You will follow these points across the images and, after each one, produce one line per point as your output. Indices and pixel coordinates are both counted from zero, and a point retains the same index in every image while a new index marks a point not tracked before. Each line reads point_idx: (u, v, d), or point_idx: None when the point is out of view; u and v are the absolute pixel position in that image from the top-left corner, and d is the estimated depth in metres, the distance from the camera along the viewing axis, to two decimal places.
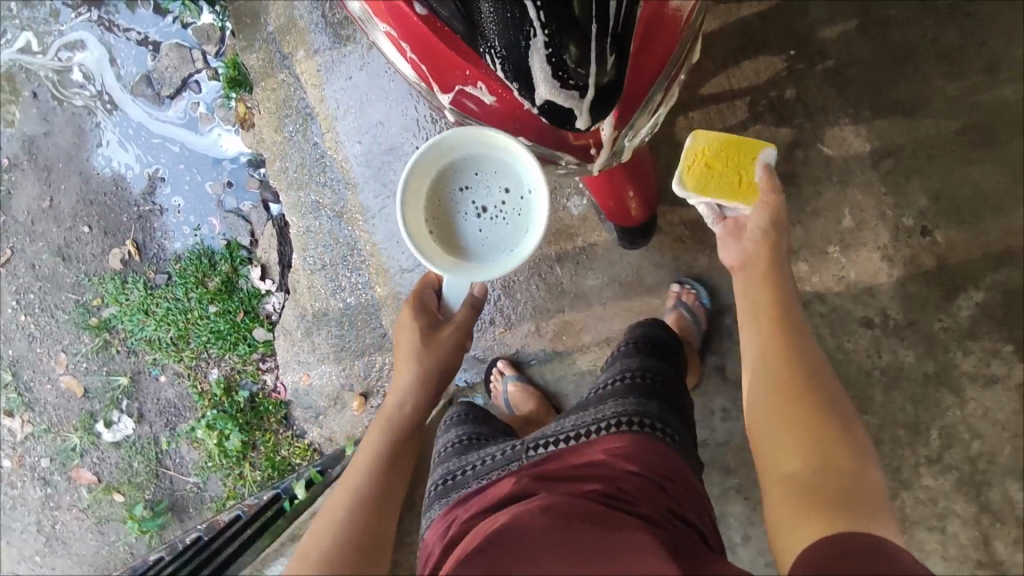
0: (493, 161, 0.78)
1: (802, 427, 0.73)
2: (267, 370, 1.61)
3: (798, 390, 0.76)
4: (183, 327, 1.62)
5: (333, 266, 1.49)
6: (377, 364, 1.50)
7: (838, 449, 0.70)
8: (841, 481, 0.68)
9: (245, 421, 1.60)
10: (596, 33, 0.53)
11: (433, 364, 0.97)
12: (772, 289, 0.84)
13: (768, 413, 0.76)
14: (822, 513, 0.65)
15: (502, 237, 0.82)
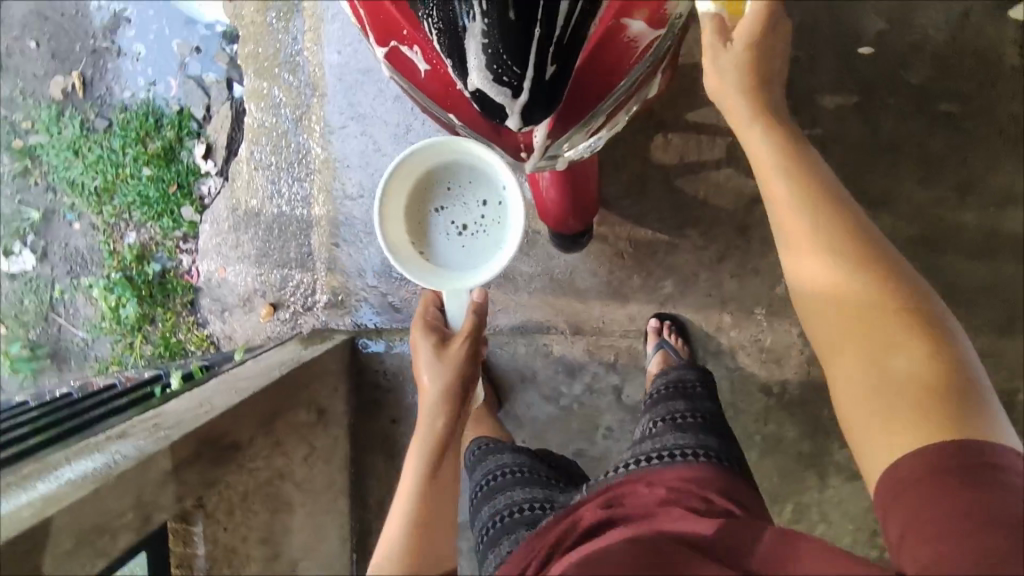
0: (469, 176, 0.88)
1: (867, 325, 0.60)
2: (186, 251, 1.54)
3: (856, 266, 0.62)
4: (110, 181, 1.54)
5: (278, 169, 1.43)
6: (295, 280, 1.46)
7: (904, 337, 0.58)
8: (919, 371, 0.57)
9: (150, 294, 1.55)
10: (539, 36, 0.53)
11: (456, 378, 1.01)
12: (802, 164, 0.69)
13: (825, 313, 0.63)
14: (917, 424, 0.54)
15: (483, 250, 0.89)
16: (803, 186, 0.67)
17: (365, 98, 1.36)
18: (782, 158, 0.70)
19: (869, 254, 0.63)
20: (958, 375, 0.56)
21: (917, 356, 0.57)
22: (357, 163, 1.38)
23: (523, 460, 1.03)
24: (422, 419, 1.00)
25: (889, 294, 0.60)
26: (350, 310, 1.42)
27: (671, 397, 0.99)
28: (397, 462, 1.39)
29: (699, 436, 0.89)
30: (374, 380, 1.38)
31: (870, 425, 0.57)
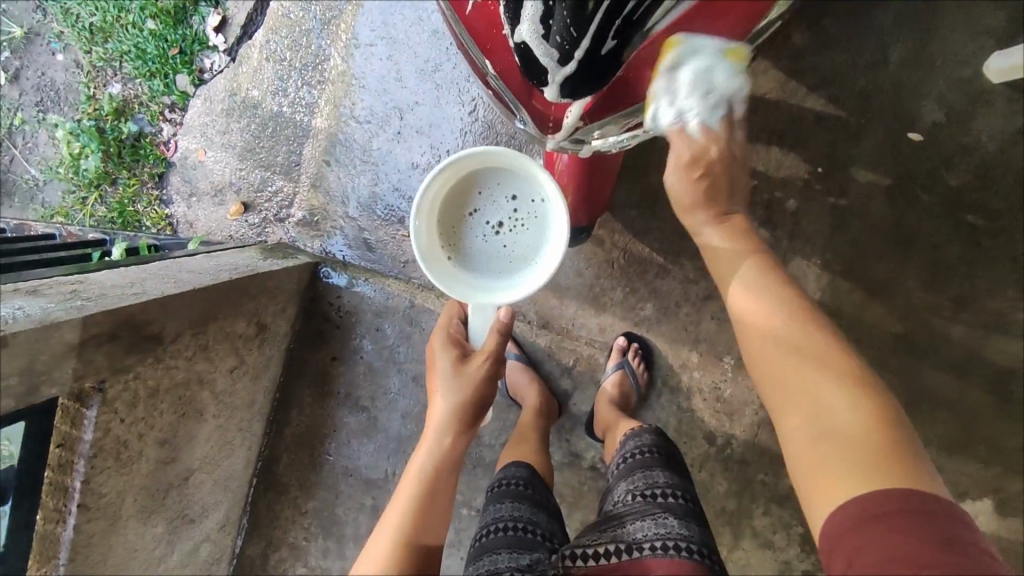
0: (500, 173, 0.82)
1: (811, 390, 0.69)
2: (169, 121, 1.43)
3: (801, 325, 0.74)
4: (108, 22, 1.42)
5: (290, 67, 1.34)
6: (275, 186, 1.37)
7: (844, 397, 0.67)
8: (862, 424, 0.65)
9: (118, 154, 1.44)
10: (609, 7, 0.48)
11: (474, 395, 0.86)
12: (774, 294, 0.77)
13: (781, 377, 0.72)
14: (864, 467, 0.62)
15: (527, 246, 0.83)
16: (769, 300, 0.77)
17: (402, 22, 1.28)
18: (738, 251, 0.84)
19: (820, 330, 0.73)
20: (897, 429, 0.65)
21: (859, 408, 0.66)
22: (373, 87, 1.30)
23: (522, 514, 0.94)
24: (429, 437, 0.86)
25: (842, 361, 0.70)
26: (322, 235, 1.35)
27: (645, 467, 0.95)
28: (324, 401, 1.34)
29: (682, 519, 0.87)
30: (326, 312, 1.31)
31: (822, 473, 0.64)
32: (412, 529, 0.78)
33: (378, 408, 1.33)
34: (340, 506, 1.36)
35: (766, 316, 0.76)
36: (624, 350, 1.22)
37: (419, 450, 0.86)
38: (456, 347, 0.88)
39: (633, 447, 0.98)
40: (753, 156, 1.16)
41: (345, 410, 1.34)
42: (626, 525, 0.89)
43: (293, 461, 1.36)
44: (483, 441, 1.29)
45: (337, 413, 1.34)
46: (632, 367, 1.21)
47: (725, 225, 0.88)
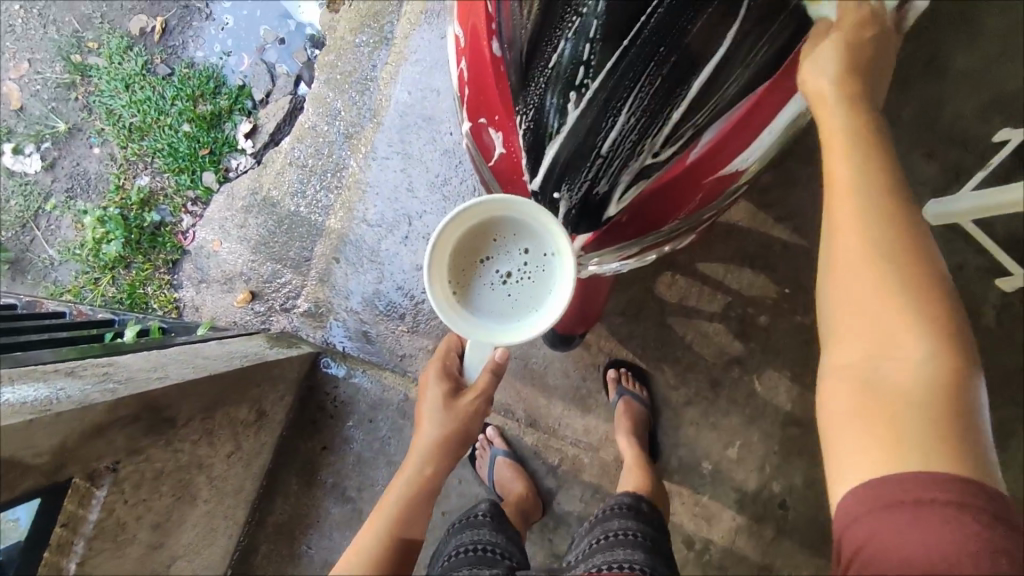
0: (512, 221, 0.65)
1: (893, 317, 0.52)
2: (191, 213, 1.54)
3: (900, 259, 0.52)
4: (147, 123, 1.56)
5: (311, 171, 1.47)
6: (284, 278, 1.46)
7: (922, 334, 0.51)
8: (930, 378, 0.50)
9: (136, 240, 1.53)
10: (616, 166, 0.59)
11: (460, 429, 0.89)
12: (875, 225, 0.53)
13: (859, 296, 0.53)
14: (901, 431, 0.50)
15: (536, 298, 0.67)
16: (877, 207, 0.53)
17: (417, 140, 1.42)
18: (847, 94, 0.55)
19: (935, 277, 0.53)
20: (963, 413, 0.50)
21: (938, 360, 0.51)
22: (386, 195, 1.42)
23: (483, 537, 1.04)
24: (412, 463, 0.91)
25: (928, 298, 0.52)
26: (325, 325, 1.42)
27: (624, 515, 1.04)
28: (310, 490, 1.34)
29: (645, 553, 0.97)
30: (322, 401, 1.36)
31: (844, 431, 0.53)
32: (391, 535, 0.88)
33: (365, 499, 1.34)
34: None
35: (854, 205, 0.54)
36: (620, 377, 1.28)
37: (399, 479, 0.92)
38: (448, 377, 0.90)
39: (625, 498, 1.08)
40: (727, 275, 1.29)
41: (331, 501, 1.34)
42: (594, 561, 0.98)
43: (271, 553, 1.34)
44: None
45: (322, 503, 1.34)
46: (629, 389, 1.27)
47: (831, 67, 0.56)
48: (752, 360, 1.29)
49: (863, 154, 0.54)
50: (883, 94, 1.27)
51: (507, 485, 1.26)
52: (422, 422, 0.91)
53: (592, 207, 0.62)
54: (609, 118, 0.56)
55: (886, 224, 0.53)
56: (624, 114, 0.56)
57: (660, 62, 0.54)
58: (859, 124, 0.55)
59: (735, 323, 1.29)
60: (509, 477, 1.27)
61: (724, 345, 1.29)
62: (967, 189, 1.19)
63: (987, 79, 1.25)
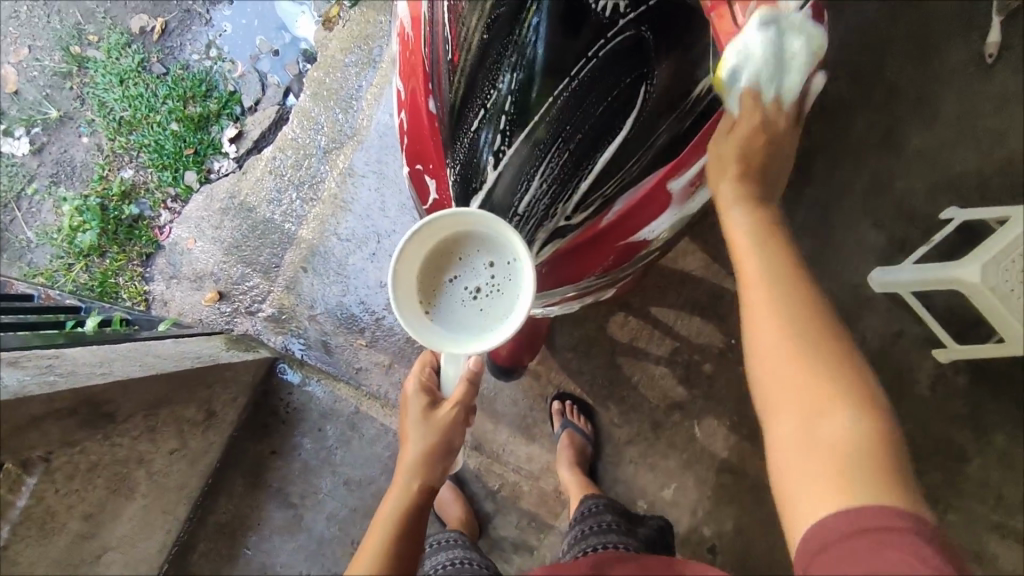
0: (475, 235, 0.67)
1: (814, 387, 0.57)
2: (169, 209, 1.58)
3: (801, 330, 0.60)
4: (137, 118, 1.61)
5: (289, 181, 1.51)
6: (252, 282, 1.49)
7: (844, 404, 0.56)
8: (858, 436, 0.54)
9: (113, 230, 1.56)
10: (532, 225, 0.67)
11: (444, 439, 0.92)
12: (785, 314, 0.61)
13: (778, 373, 0.59)
14: (839, 471, 0.53)
15: (503, 309, 0.68)
16: (778, 276, 0.63)
17: (393, 162, 1.46)
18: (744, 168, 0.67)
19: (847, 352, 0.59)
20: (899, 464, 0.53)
21: (858, 418, 0.55)
22: (358, 211, 1.46)
23: (458, 553, 1.10)
24: (400, 477, 0.92)
25: (839, 372, 0.58)
26: (286, 332, 1.45)
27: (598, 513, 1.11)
28: (254, 493, 1.37)
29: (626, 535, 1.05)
30: (274, 406, 1.38)
31: (801, 473, 0.55)
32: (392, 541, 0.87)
33: (306, 507, 1.36)
34: None
35: (776, 296, 0.62)
36: (563, 410, 1.32)
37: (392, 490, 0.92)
38: (429, 393, 0.95)
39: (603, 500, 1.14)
40: (677, 321, 1.33)
41: (273, 505, 1.37)
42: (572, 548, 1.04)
43: (210, 551, 1.36)
44: None
45: (265, 507, 1.37)
46: (572, 422, 1.31)
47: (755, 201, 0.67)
48: (694, 406, 1.32)
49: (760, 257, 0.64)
50: (840, 163, 1.32)
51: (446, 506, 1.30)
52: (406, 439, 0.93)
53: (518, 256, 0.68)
54: (524, 184, 0.65)
55: (785, 310, 0.61)
56: (536, 181, 0.65)
57: (566, 138, 0.66)
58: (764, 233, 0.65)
59: (680, 368, 1.33)
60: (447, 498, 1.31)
61: (668, 388, 1.33)
62: (910, 262, 1.23)
63: (939, 158, 1.31)
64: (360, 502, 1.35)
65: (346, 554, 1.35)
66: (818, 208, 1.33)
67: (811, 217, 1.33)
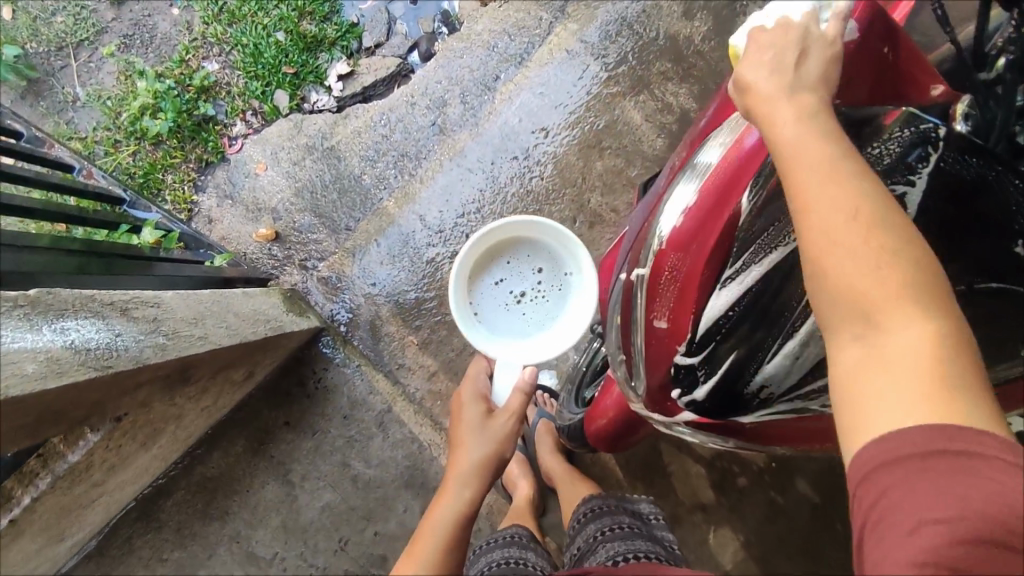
0: (526, 248, 0.88)
1: (899, 288, 0.47)
2: (246, 122, 1.43)
3: (868, 231, 0.48)
4: (242, 11, 1.43)
5: (390, 144, 1.39)
6: (316, 235, 1.38)
7: (917, 317, 0.47)
8: (922, 347, 0.46)
9: (178, 123, 1.40)
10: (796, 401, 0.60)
11: (500, 448, 0.88)
12: (847, 190, 0.49)
13: (853, 271, 0.48)
14: (917, 385, 0.46)
15: (547, 312, 0.87)
16: (819, 132, 0.51)
17: (506, 168, 1.37)
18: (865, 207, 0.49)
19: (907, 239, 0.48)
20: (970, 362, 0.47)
21: (921, 331, 0.47)
22: (454, 203, 1.36)
23: (512, 553, 1.05)
24: (452, 490, 0.87)
25: (913, 257, 0.48)
26: (336, 300, 1.35)
27: (598, 511, 1.07)
28: (253, 459, 1.27)
29: (636, 533, 0.99)
30: (304, 377, 1.28)
31: (864, 416, 0.47)
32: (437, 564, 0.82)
33: (303, 489, 1.28)
34: (207, 569, 1.26)
35: (803, 175, 0.51)
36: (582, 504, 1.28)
37: (439, 502, 0.87)
38: (483, 406, 0.90)
39: (597, 500, 1.09)
40: None
41: (268, 476, 1.27)
42: (593, 556, 0.97)
43: (184, 503, 1.26)
44: (387, 567, 1.27)
45: (259, 476, 1.27)
46: None
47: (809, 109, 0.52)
48: (717, 512, 1.33)
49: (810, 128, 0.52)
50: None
51: (515, 487, 1.27)
52: (462, 446, 0.88)
53: (735, 403, 0.62)
54: None
55: (853, 200, 0.49)
56: None
57: None
58: (825, 137, 0.52)
59: (715, 473, 1.33)
60: (516, 475, 1.29)
61: (699, 488, 1.33)
62: None
63: None
64: (362, 502, 1.28)
65: (329, 549, 1.28)
66: None
67: None
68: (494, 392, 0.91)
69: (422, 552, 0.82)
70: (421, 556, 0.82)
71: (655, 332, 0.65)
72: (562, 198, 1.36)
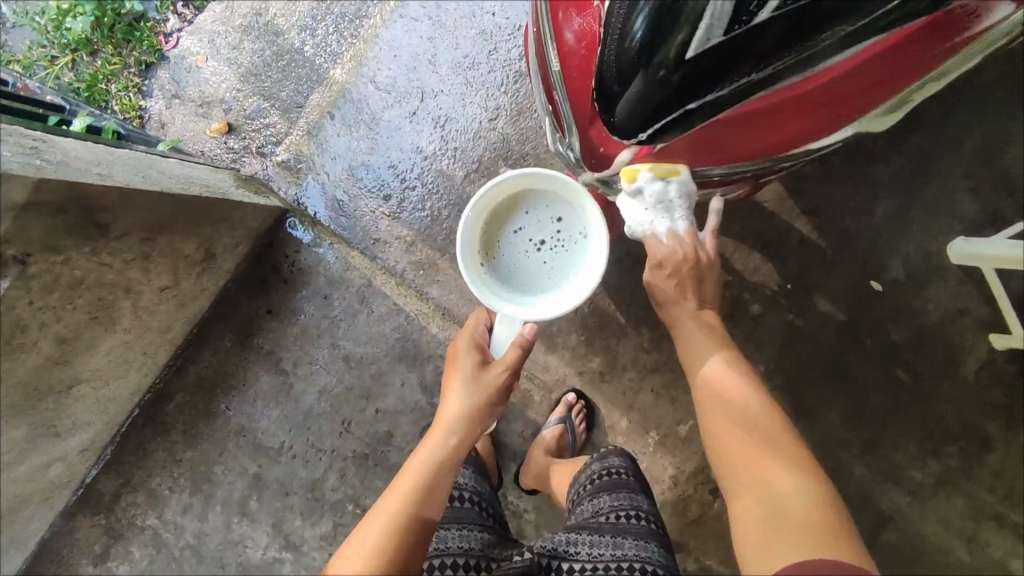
0: (546, 195, 0.91)
1: (765, 456, 0.69)
2: (179, 15, 1.34)
3: (758, 435, 0.73)
4: None
5: (327, 9, 1.28)
6: (268, 119, 1.31)
7: (793, 477, 0.66)
8: (806, 501, 0.64)
9: (109, 27, 1.33)
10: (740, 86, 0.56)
11: (492, 398, 0.83)
12: (743, 415, 0.76)
13: (738, 452, 0.72)
14: (801, 531, 0.60)
15: (565, 263, 0.92)
16: (764, 413, 0.76)
17: (453, 10, 1.25)
18: (743, 412, 0.77)
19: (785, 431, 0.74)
20: (830, 511, 0.63)
21: (803, 492, 0.65)
22: (404, 60, 1.26)
23: (468, 483, 0.99)
24: (438, 433, 0.80)
25: (784, 442, 0.71)
26: (300, 183, 1.28)
27: (614, 486, 0.96)
28: (242, 352, 1.26)
29: (652, 533, 0.91)
30: (277, 263, 1.25)
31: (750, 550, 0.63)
32: (417, 502, 0.72)
33: (298, 376, 1.26)
34: (220, 465, 1.28)
35: (743, 396, 0.79)
36: (571, 404, 1.24)
37: (425, 444, 0.80)
38: (478, 356, 0.86)
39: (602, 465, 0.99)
40: (735, 254, 1.22)
41: (261, 367, 1.26)
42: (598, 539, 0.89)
43: (186, 404, 1.27)
44: (393, 442, 1.25)
45: (253, 368, 1.26)
46: (573, 424, 1.23)
47: (722, 353, 0.86)
48: None
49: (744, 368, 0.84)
50: (953, 111, 1.17)
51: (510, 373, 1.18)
52: (451, 390, 0.84)
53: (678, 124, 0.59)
54: (746, 11, 0.51)
55: (757, 426, 0.74)
56: (765, 11, 0.51)
57: None
58: (742, 372, 0.83)
59: (725, 305, 1.23)
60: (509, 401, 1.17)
61: None
62: (1002, 236, 1.11)
63: None
64: (358, 380, 1.26)
65: (334, 431, 1.27)
66: (914, 161, 1.18)
67: (904, 169, 1.18)
68: (492, 343, 0.88)
69: (398, 492, 0.72)
70: (398, 493, 0.73)
71: (569, 49, 0.65)
72: (518, 31, 1.24)
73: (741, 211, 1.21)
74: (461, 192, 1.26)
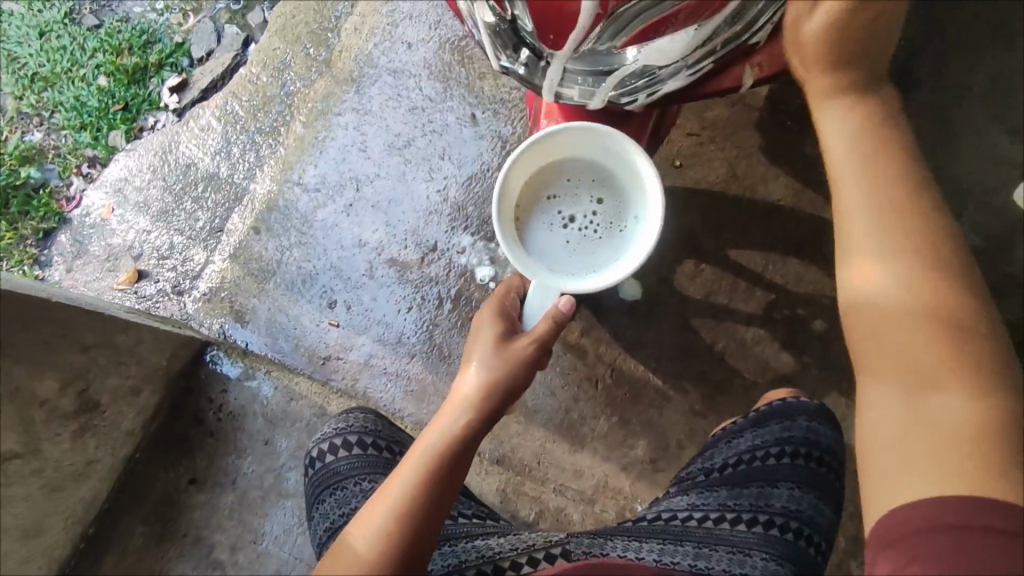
0: (597, 169, 0.77)
1: (929, 361, 0.49)
2: (84, 176, 1.20)
3: (922, 328, 0.48)
4: (56, 72, 1.22)
5: (241, 128, 1.16)
6: (185, 254, 1.12)
7: (954, 397, 0.48)
8: (967, 435, 0.48)
9: (5, 204, 1.18)
10: None
11: (512, 375, 0.69)
12: (906, 287, 0.48)
13: (870, 345, 0.50)
14: (952, 473, 0.48)
15: (602, 249, 0.77)
16: (892, 224, 0.48)
17: (378, 96, 1.13)
18: (897, 208, 0.48)
19: (922, 190, 0.49)
20: (1013, 440, 0.48)
21: (962, 418, 0.48)
22: (333, 155, 1.12)
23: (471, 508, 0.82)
24: (449, 412, 0.69)
25: (952, 301, 0.48)
26: (225, 316, 1.05)
27: (747, 477, 0.80)
28: (160, 546, 0.94)
29: (767, 544, 0.76)
30: (201, 413, 0.98)
31: (880, 470, 0.51)
32: (415, 496, 0.62)
33: (238, 565, 0.94)
34: None
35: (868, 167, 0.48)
36: None
37: (436, 423, 0.69)
38: (502, 326, 0.73)
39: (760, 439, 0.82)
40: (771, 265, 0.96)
41: (189, 563, 0.94)
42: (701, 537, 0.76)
43: None
44: None
45: (176, 566, 0.94)
46: None
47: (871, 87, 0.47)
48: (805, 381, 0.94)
49: (902, 132, 0.49)
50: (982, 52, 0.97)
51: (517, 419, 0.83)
52: (465, 367, 0.72)
53: None
54: None
55: (897, 288, 0.48)
56: None
57: None
58: (880, 125, 0.48)
59: (783, 329, 0.95)
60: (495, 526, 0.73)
61: (771, 359, 0.94)
62: None
63: None
64: None
65: None
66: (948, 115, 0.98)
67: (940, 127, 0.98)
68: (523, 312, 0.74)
69: (406, 471, 0.64)
70: (401, 475, 0.64)
71: None
72: (452, 94, 1.11)
73: (758, 214, 0.97)
74: (422, 279, 1.04)
